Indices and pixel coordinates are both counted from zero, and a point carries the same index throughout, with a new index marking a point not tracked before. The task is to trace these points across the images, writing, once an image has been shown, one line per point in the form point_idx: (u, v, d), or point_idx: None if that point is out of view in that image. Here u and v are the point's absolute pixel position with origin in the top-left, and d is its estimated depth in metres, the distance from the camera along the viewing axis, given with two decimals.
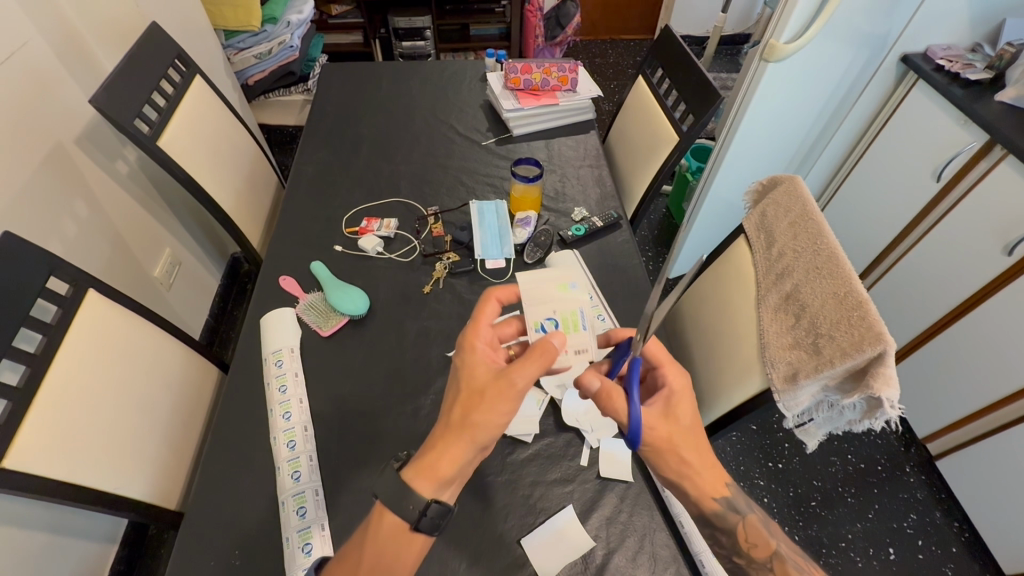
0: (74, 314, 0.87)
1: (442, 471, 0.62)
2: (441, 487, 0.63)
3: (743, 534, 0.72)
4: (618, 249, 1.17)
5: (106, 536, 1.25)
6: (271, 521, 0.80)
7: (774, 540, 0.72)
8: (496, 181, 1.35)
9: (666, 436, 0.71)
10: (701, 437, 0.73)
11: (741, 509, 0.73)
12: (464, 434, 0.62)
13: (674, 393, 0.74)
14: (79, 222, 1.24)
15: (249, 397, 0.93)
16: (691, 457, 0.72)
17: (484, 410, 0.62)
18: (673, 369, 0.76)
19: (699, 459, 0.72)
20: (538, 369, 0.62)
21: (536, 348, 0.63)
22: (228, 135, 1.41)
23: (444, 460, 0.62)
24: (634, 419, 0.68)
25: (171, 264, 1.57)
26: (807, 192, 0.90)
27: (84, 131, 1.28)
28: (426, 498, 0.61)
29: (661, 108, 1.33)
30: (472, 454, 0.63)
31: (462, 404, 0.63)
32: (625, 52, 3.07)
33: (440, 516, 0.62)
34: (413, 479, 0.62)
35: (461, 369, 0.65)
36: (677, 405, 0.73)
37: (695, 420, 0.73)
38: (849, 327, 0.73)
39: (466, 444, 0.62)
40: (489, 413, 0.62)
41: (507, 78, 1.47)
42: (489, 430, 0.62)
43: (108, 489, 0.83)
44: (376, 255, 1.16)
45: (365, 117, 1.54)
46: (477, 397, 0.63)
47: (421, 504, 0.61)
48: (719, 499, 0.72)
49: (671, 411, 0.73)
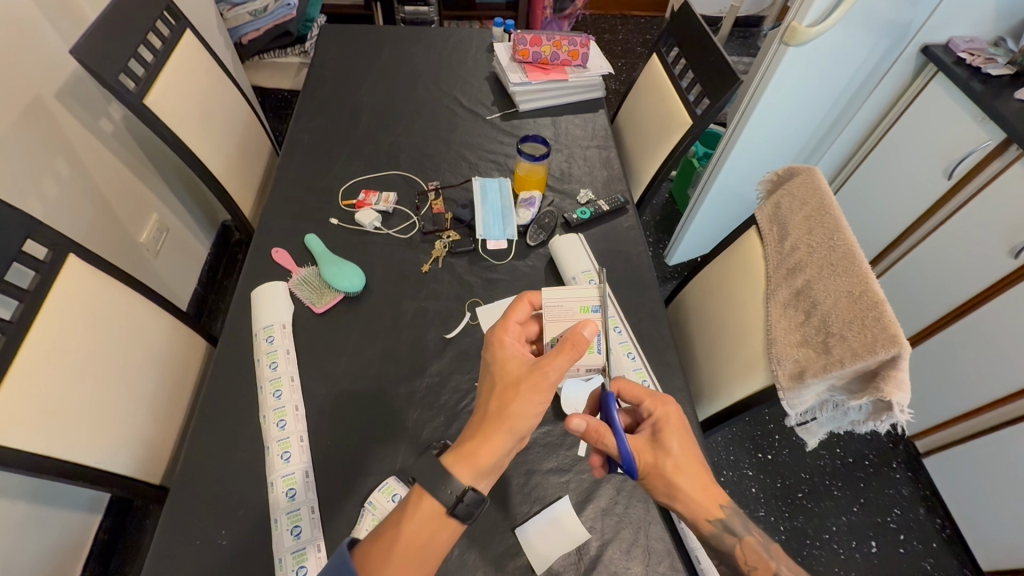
0: (52, 281, 0.83)
1: (482, 458, 0.60)
2: (480, 477, 0.60)
3: (742, 557, 0.69)
4: (623, 235, 1.14)
5: (89, 505, 1.23)
6: (259, 503, 0.78)
7: (773, 560, 0.69)
8: (499, 158, 1.30)
9: (652, 461, 0.70)
10: (693, 462, 0.71)
11: (737, 530, 0.70)
12: (503, 424, 0.61)
13: (662, 420, 0.73)
14: (61, 181, 1.18)
15: (239, 373, 0.90)
16: (680, 480, 0.70)
17: (524, 400, 0.61)
18: (653, 398, 0.75)
19: (692, 480, 0.70)
20: (569, 361, 0.64)
21: (567, 340, 0.65)
22: (219, 96, 1.34)
23: (486, 447, 0.60)
24: (624, 452, 0.67)
25: (158, 230, 1.51)
26: (825, 185, 0.87)
27: (66, 84, 1.21)
28: (463, 485, 0.59)
29: (674, 88, 1.28)
30: (513, 445, 0.62)
31: (499, 397, 0.62)
32: (635, 28, 2.98)
33: (476, 505, 0.59)
34: (452, 465, 0.60)
35: (493, 367, 0.65)
36: (663, 434, 0.72)
37: (687, 446, 0.72)
38: (862, 327, 0.71)
39: (506, 434, 0.61)
40: (528, 401, 0.62)
41: (515, 49, 1.41)
42: (529, 420, 0.62)
43: (89, 464, 0.80)
44: (373, 230, 1.12)
45: (365, 83, 1.47)
46: (512, 388, 0.63)
47: (458, 489, 0.59)
48: (713, 521, 0.70)
49: (659, 438, 0.72)
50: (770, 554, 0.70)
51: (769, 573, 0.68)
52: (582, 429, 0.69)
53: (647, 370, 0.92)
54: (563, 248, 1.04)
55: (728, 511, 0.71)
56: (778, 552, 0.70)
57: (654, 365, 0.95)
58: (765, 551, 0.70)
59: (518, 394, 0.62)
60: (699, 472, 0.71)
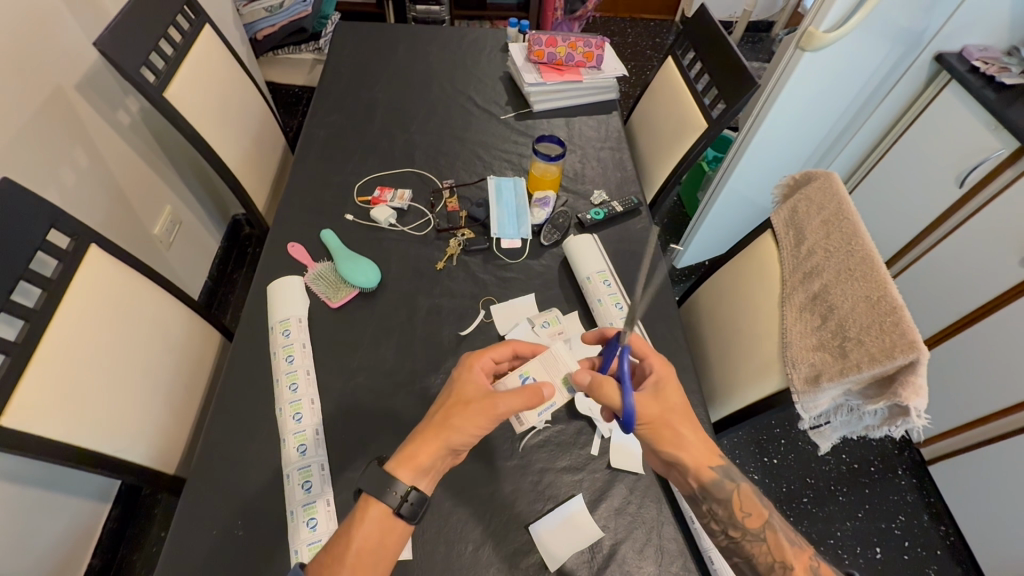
0: (75, 270, 0.83)
1: (419, 461, 0.65)
2: (421, 478, 0.66)
3: (738, 504, 0.72)
4: (636, 236, 1.14)
5: (99, 493, 1.24)
6: (275, 494, 0.78)
7: (766, 509, 0.73)
8: (514, 158, 1.31)
9: (659, 413, 0.73)
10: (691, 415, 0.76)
11: (735, 478, 0.74)
12: (440, 433, 0.67)
13: (662, 379, 0.76)
14: (79, 172, 1.19)
15: (256, 366, 0.91)
16: (685, 432, 0.74)
17: (466, 418, 0.67)
18: (657, 357, 0.78)
19: (695, 434, 0.74)
20: (521, 403, 0.68)
21: (529, 387, 0.70)
22: (237, 91, 1.35)
23: (423, 451, 0.66)
24: (627, 404, 0.69)
25: (171, 223, 1.52)
26: (843, 189, 0.87)
27: (86, 76, 1.22)
28: (406, 486, 0.64)
29: (690, 91, 1.28)
30: (449, 453, 0.68)
31: (445, 409, 0.69)
32: (645, 32, 2.98)
33: (419, 505, 0.64)
34: (395, 469, 0.65)
35: (453, 382, 0.71)
36: (665, 391, 0.75)
37: (684, 401, 0.76)
38: (880, 332, 0.71)
39: (443, 441, 0.67)
40: (467, 419, 0.67)
41: (530, 50, 1.41)
42: (467, 434, 0.67)
43: (107, 451, 0.80)
44: (388, 227, 1.12)
45: (380, 81, 1.48)
46: (461, 405, 0.68)
47: (402, 490, 0.64)
48: (716, 468, 0.73)
49: (662, 392, 0.75)
50: (763, 504, 0.74)
51: (763, 519, 0.72)
52: (586, 383, 0.73)
53: None
54: (578, 248, 1.05)
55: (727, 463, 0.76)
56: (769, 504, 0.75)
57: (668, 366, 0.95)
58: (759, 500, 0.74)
59: (462, 412, 0.68)
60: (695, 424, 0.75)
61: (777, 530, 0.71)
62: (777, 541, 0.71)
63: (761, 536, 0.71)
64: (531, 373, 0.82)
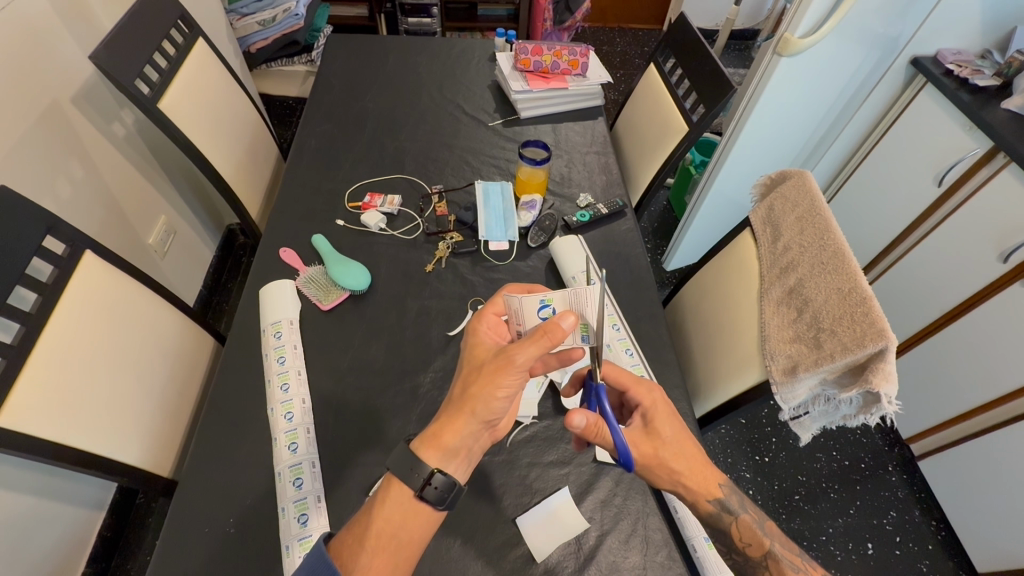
0: (70, 276, 0.85)
1: (446, 440, 0.64)
2: (449, 459, 0.64)
3: (737, 534, 0.74)
4: (621, 237, 1.17)
5: (93, 502, 1.24)
6: (267, 491, 0.80)
7: (766, 538, 0.75)
8: (501, 163, 1.34)
9: (652, 452, 0.74)
10: (685, 445, 0.76)
11: (734, 509, 0.75)
12: (465, 407, 0.64)
13: (651, 409, 0.77)
14: (74, 183, 1.22)
15: (248, 367, 0.93)
16: (680, 467, 0.74)
17: (483, 383, 0.64)
18: (640, 386, 0.78)
19: (689, 467, 0.75)
20: (537, 350, 0.63)
21: (540, 330, 0.64)
22: (229, 102, 1.38)
23: (449, 429, 0.64)
24: (619, 446, 0.69)
25: (166, 232, 1.55)
26: (816, 188, 0.90)
27: (82, 89, 1.25)
28: (431, 468, 0.63)
29: (671, 96, 1.32)
30: (480, 429, 0.66)
31: (463, 379, 0.67)
32: (633, 41, 3.04)
33: (446, 489, 0.63)
34: (420, 450, 0.64)
35: (467, 347, 0.71)
36: (656, 422, 0.76)
37: (679, 435, 0.76)
38: (852, 323, 0.74)
39: (469, 417, 0.64)
40: (489, 382, 0.64)
41: (517, 58, 1.45)
42: (491, 404, 0.64)
43: (100, 452, 0.81)
44: (379, 231, 1.15)
45: (371, 90, 1.51)
46: (477, 370, 0.67)
47: (426, 472, 0.63)
48: (712, 502, 0.75)
49: (653, 430, 0.75)
50: (764, 532, 0.76)
51: (763, 550, 0.74)
52: (582, 427, 0.69)
53: (644, 366, 0.94)
54: (564, 250, 1.07)
55: (726, 489, 0.76)
56: (770, 529, 0.76)
57: (652, 362, 0.97)
58: (760, 529, 0.75)
59: (479, 377, 0.65)
60: (692, 457, 0.75)
61: (780, 558, 0.73)
62: (780, 569, 0.72)
63: (763, 564, 0.73)
64: (553, 301, 0.70)
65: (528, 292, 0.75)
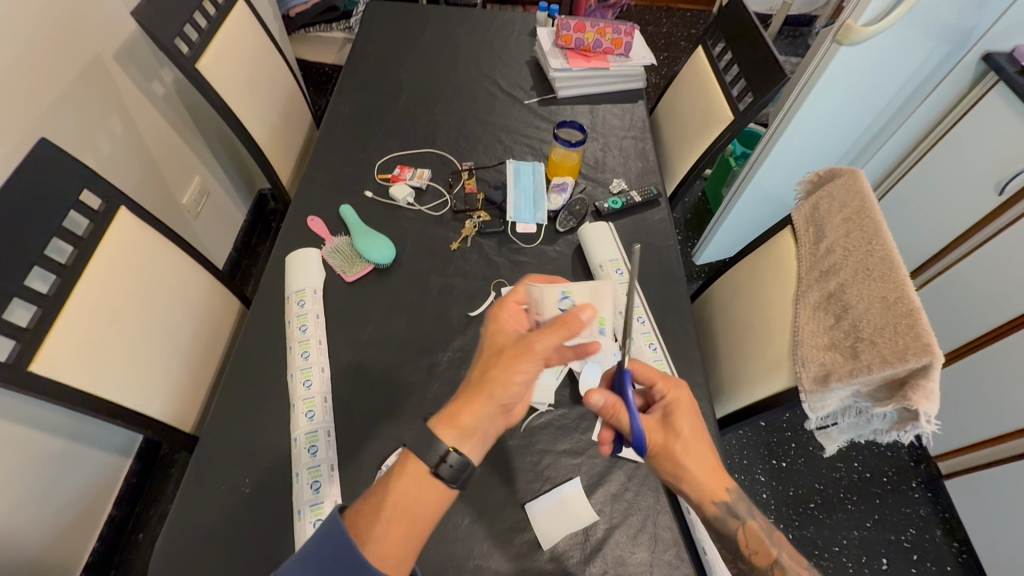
0: (105, 231, 0.87)
1: (463, 419, 0.63)
2: (465, 440, 0.63)
3: (743, 540, 0.71)
4: (653, 227, 1.13)
5: (122, 448, 1.30)
6: (282, 456, 0.81)
7: (775, 548, 0.71)
8: (535, 143, 1.31)
9: (662, 440, 0.73)
10: (701, 443, 0.73)
11: (742, 515, 0.72)
12: (483, 390, 0.64)
13: (674, 402, 0.75)
14: (114, 140, 1.24)
15: (270, 333, 0.94)
16: (689, 463, 0.71)
17: (502, 367, 0.64)
18: (666, 381, 0.77)
19: (700, 465, 0.71)
20: (557, 339, 0.63)
21: (562, 319, 0.64)
22: (266, 66, 1.37)
23: (467, 409, 0.64)
24: (635, 427, 0.69)
25: (199, 193, 1.57)
26: (869, 189, 0.84)
27: (124, 46, 1.26)
28: (447, 447, 0.62)
29: (718, 83, 1.26)
30: (496, 412, 0.65)
31: (482, 362, 0.66)
32: (680, 22, 2.92)
33: (461, 469, 0.62)
34: (436, 428, 0.63)
35: (486, 333, 0.70)
36: (675, 415, 0.74)
37: (697, 431, 0.74)
38: (894, 334, 0.70)
39: (486, 399, 0.63)
40: (508, 366, 0.64)
41: (558, 35, 1.40)
42: (509, 387, 0.64)
43: (127, 405, 0.84)
44: (406, 206, 1.14)
45: (407, 61, 1.49)
46: (496, 354, 0.66)
47: (442, 451, 0.62)
48: (718, 504, 0.71)
49: (670, 423, 0.74)
50: (772, 541, 0.72)
51: (769, 560, 0.70)
52: (600, 405, 0.70)
53: (666, 361, 0.92)
54: (592, 236, 1.04)
55: (734, 495, 0.72)
56: (779, 538, 0.72)
57: (675, 358, 0.95)
58: (768, 538, 0.71)
59: (498, 361, 0.65)
60: (704, 454, 0.72)
61: (786, 568, 0.69)
62: None
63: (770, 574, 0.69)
64: (573, 294, 0.72)
65: (550, 283, 0.75)
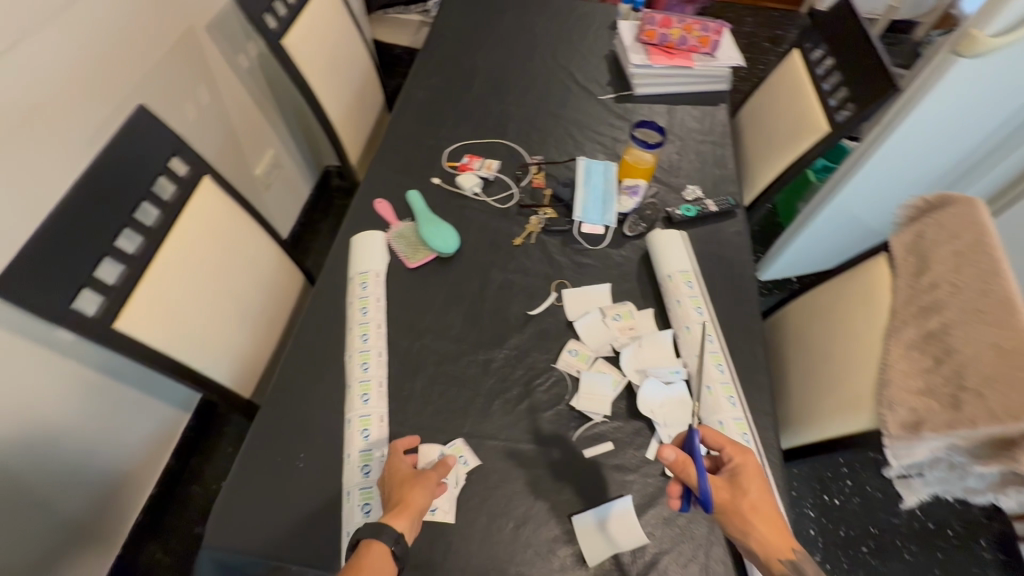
0: (188, 199, 0.90)
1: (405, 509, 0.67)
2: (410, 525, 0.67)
3: None
4: (727, 240, 1.07)
5: (183, 403, 1.37)
6: (335, 436, 0.82)
7: None
8: (607, 141, 1.26)
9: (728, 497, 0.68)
10: (768, 503, 0.69)
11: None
12: (406, 505, 0.67)
13: (741, 460, 0.72)
14: (200, 109, 1.29)
15: (332, 312, 0.95)
16: (757, 522, 0.67)
17: (417, 484, 0.70)
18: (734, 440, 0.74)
19: (767, 526, 0.67)
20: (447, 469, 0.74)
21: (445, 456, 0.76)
22: (346, 46, 1.38)
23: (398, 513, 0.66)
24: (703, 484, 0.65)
25: (271, 166, 1.62)
26: (988, 221, 0.76)
27: (216, 19, 1.30)
28: (398, 532, 0.65)
29: (816, 92, 1.18)
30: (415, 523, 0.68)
31: (397, 486, 0.70)
32: (766, 22, 2.76)
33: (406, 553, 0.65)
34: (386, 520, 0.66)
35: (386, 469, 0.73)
36: (741, 473, 0.71)
37: (765, 493, 0.70)
38: (1011, 389, 0.63)
39: (409, 511, 0.67)
40: (423, 486, 0.70)
41: (642, 29, 1.34)
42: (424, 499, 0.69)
43: (195, 368, 0.88)
44: (473, 196, 1.12)
45: (483, 47, 1.47)
46: (407, 478, 0.71)
47: (394, 535, 0.64)
48: (786, 562, 0.66)
49: (737, 480, 0.70)
50: None
51: None
52: (670, 460, 0.67)
53: (733, 388, 0.87)
54: (662, 244, 1.00)
55: (801, 555, 0.67)
56: None
57: (742, 382, 0.89)
58: None
59: (413, 483, 0.70)
60: (773, 516, 0.68)
61: None
62: None
63: None
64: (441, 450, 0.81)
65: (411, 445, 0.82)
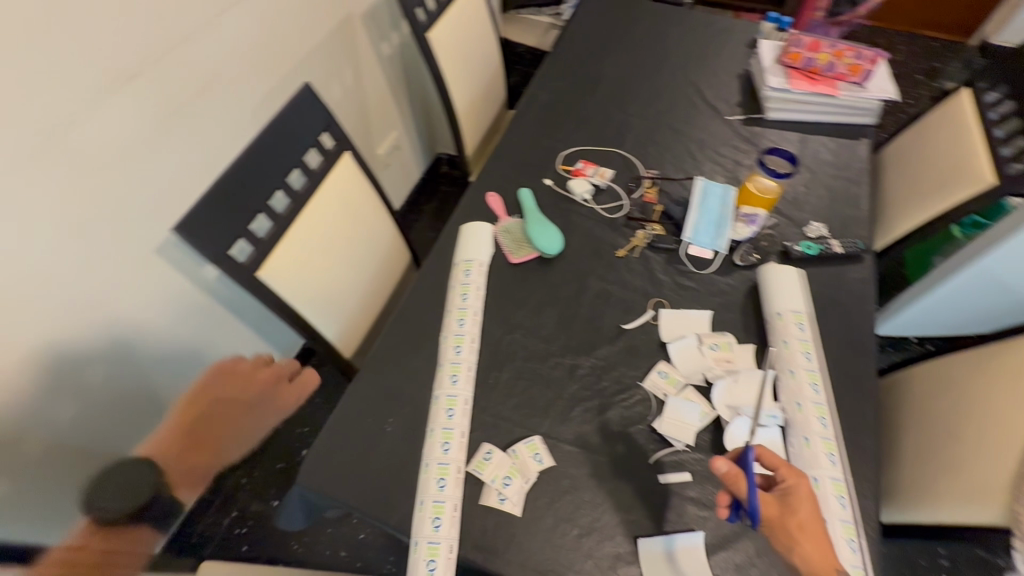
0: (330, 170, 0.99)
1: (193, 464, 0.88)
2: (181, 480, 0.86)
3: None
4: (850, 286, 0.99)
5: (286, 350, 1.52)
6: (422, 409, 0.87)
7: None
8: (729, 164, 1.21)
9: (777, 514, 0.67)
10: (818, 528, 0.66)
11: None
12: (203, 455, 0.89)
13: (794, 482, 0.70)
14: (343, 89, 1.41)
15: (435, 293, 1.00)
16: (803, 543, 0.65)
17: (212, 448, 0.89)
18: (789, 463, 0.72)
19: (815, 548, 0.65)
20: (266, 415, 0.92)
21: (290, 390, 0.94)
22: (481, 43, 1.44)
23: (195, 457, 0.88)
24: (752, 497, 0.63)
25: (392, 147, 1.74)
26: None
27: (370, 8, 1.41)
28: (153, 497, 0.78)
29: (984, 138, 1.08)
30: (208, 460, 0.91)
31: (192, 426, 0.90)
32: (924, 52, 2.49)
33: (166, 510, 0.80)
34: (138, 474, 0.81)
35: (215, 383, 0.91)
36: (793, 495, 0.68)
37: (817, 516, 0.67)
38: None
39: (207, 462, 0.89)
40: (235, 437, 0.90)
41: (785, 51, 1.27)
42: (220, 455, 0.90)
43: (311, 323, 0.97)
44: (582, 202, 1.13)
45: (612, 55, 1.46)
46: (215, 420, 0.90)
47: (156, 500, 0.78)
48: None
49: (788, 499, 0.68)
50: None
51: None
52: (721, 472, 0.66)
53: (835, 443, 0.80)
54: (776, 280, 0.95)
55: None
56: None
57: (845, 441, 0.82)
58: None
59: (211, 435, 0.90)
60: (821, 537, 0.66)
61: None
62: None
63: None
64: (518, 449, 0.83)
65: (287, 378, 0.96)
